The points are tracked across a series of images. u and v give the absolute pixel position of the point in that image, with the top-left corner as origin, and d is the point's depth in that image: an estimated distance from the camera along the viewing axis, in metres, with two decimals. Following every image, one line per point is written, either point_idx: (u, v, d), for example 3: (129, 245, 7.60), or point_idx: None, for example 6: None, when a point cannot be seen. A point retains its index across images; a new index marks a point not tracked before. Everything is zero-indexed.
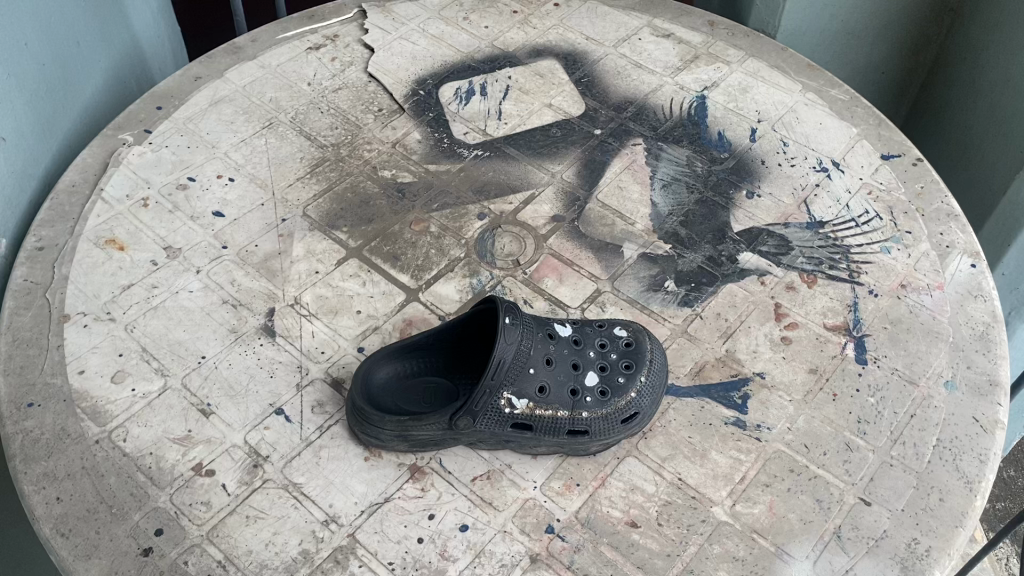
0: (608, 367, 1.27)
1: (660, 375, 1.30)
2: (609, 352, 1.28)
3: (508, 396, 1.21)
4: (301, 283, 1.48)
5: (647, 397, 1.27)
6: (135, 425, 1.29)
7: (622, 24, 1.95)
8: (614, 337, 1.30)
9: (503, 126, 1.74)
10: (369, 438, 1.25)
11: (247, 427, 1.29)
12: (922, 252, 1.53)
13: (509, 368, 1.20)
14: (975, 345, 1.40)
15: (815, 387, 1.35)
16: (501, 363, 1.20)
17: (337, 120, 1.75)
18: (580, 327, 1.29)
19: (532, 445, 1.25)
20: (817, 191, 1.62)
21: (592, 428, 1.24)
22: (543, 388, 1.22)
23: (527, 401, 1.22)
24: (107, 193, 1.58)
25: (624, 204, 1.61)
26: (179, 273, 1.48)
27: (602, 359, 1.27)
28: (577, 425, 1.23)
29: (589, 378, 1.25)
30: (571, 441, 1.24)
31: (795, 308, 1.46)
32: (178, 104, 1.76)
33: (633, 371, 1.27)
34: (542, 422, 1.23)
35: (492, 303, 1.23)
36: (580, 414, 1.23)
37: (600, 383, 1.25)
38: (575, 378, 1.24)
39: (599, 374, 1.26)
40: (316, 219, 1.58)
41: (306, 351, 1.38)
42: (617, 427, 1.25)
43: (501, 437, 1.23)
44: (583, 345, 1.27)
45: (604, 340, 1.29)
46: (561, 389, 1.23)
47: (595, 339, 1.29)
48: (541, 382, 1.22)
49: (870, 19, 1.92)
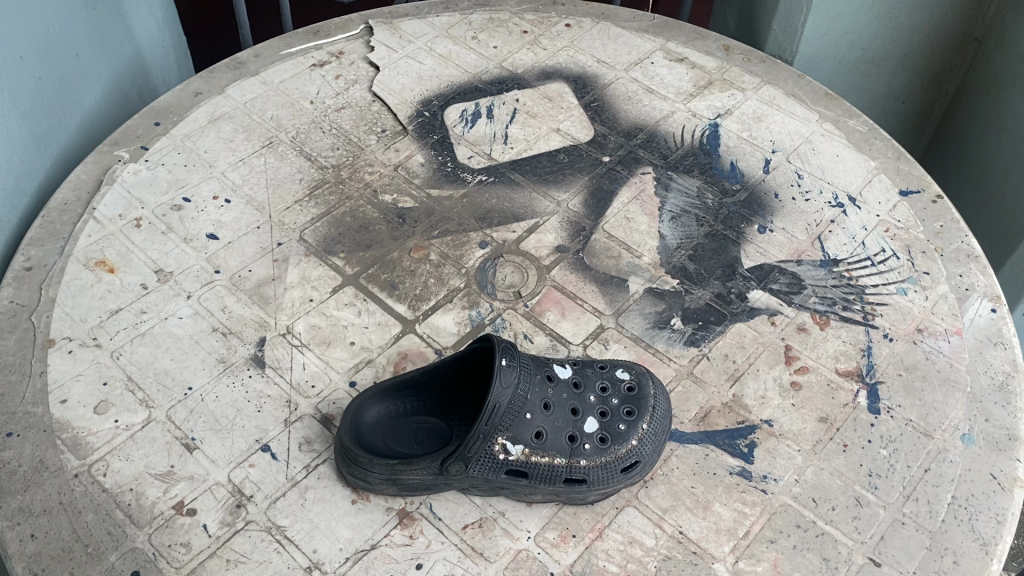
0: (610, 413, 1.21)
1: (664, 421, 1.25)
2: (610, 397, 1.23)
3: (503, 442, 1.16)
4: (294, 311, 1.43)
5: (649, 445, 1.22)
6: (116, 459, 1.24)
7: (634, 46, 1.90)
8: (616, 380, 1.25)
9: (510, 150, 1.69)
10: (357, 481, 1.19)
11: (231, 464, 1.25)
12: (940, 294, 1.47)
13: (505, 412, 1.15)
14: (993, 396, 1.34)
15: (824, 437, 1.30)
16: (497, 407, 1.15)
17: (339, 140, 1.70)
18: (580, 369, 1.24)
19: (526, 493, 1.20)
20: (832, 227, 1.56)
21: (590, 477, 1.18)
22: (540, 433, 1.17)
23: (522, 447, 1.16)
24: (100, 213, 1.54)
25: (631, 236, 1.55)
26: (169, 298, 1.43)
27: (603, 404, 1.22)
28: (574, 474, 1.18)
29: (588, 425, 1.20)
30: (568, 490, 1.19)
31: (806, 351, 1.40)
32: (177, 120, 1.72)
33: (635, 418, 1.21)
34: (538, 469, 1.17)
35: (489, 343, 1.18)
36: (578, 462, 1.18)
37: (600, 430, 1.20)
38: (573, 424, 1.19)
39: (599, 420, 1.21)
40: (313, 244, 1.53)
41: (295, 384, 1.34)
42: (617, 478, 1.19)
43: (495, 484, 1.18)
44: (584, 388, 1.22)
45: (605, 383, 1.24)
46: (558, 435, 1.18)
47: (595, 382, 1.23)
48: (537, 428, 1.17)
49: (891, 49, 1.86)
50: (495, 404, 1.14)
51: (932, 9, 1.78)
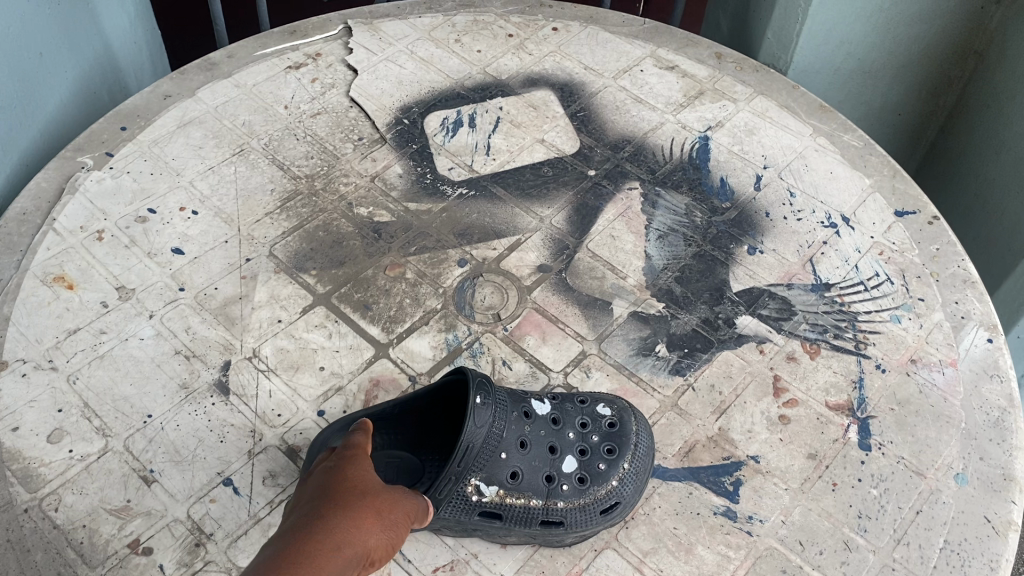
0: (589, 450, 1.16)
1: (647, 459, 1.18)
2: (590, 434, 1.17)
3: (476, 483, 1.10)
4: (261, 333, 1.36)
5: (630, 485, 1.16)
6: (69, 493, 1.18)
7: (623, 53, 1.83)
8: (596, 416, 1.19)
9: (492, 162, 1.62)
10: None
11: (191, 499, 1.18)
12: (935, 322, 1.42)
13: (479, 452, 1.10)
14: (989, 433, 1.29)
15: (813, 475, 1.24)
16: (471, 447, 1.09)
17: (313, 149, 1.63)
18: (559, 404, 1.19)
19: (500, 535, 1.14)
20: (824, 248, 1.51)
21: (568, 520, 1.13)
22: (515, 474, 1.12)
23: (497, 488, 1.11)
24: (60, 224, 1.47)
25: (616, 256, 1.49)
26: (131, 318, 1.37)
27: (582, 441, 1.16)
28: (551, 516, 1.12)
29: (567, 464, 1.14)
30: (544, 533, 1.13)
31: (795, 383, 1.34)
32: (144, 124, 1.64)
33: (616, 457, 1.16)
34: (513, 511, 1.12)
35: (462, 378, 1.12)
36: (555, 503, 1.12)
37: (579, 469, 1.15)
38: (551, 463, 1.14)
39: (578, 458, 1.15)
40: (283, 260, 1.46)
41: (260, 413, 1.27)
42: (596, 520, 1.14)
43: (467, 526, 1.12)
44: (563, 424, 1.17)
45: (585, 419, 1.18)
46: (534, 475, 1.13)
47: (575, 418, 1.18)
48: (513, 468, 1.12)
49: (889, 60, 1.80)
50: (468, 444, 1.08)
51: (933, 20, 1.72)
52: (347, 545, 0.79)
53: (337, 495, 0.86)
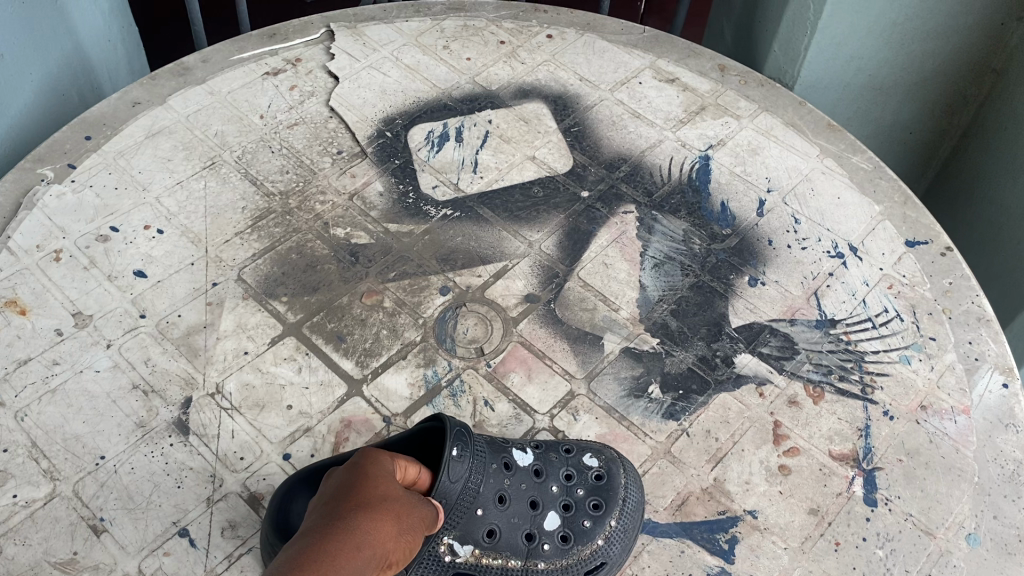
0: (574, 506, 1.07)
1: (636, 515, 1.09)
2: (575, 487, 1.08)
3: (449, 542, 1.01)
4: (226, 366, 1.27)
5: (618, 545, 1.06)
6: (11, 543, 1.09)
7: (620, 63, 1.73)
8: (582, 467, 1.10)
9: (478, 180, 1.53)
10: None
11: (143, 552, 1.10)
12: (946, 364, 1.33)
13: (453, 509, 1.01)
14: (1003, 489, 1.20)
15: (814, 533, 1.16)
16: (444, 504, 1.00)
17: (289, 163, 1.54)
18: (542, 453, 1.10)
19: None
20: (830, 281, 1.42)
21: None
22: (492, 531, 1.03)
23: (472, 547, 1.02)
24: (15, 243, 1.38)
25: (609, 285, 1.40)
26: (87, 347, 1.27)
27: (566, 496, 1.08)
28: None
29: (549, 521, 1.06)
30: None
31: (797, 429, 1.26)
32: (110, 134, 1.55)
33: (603, 513, 1.07)
34: (489, 573, 1.04)
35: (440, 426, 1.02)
36: (535, 565, 1.04)
37: (562, 527, 1.06)
38: (532, 520, 1.05)
39: (562, 514, 1.06)
40: (253, 285, 1.36)
41: (221, 455, 1.18)
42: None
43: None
44: (546, 477, 1.08)
45: (570, 470, 1.09)
46: (514, 533, 1.04)
47: (560, 469, 1.09)
48: (490, 525, 1.03)
49: (902, 77, 1.71)
50: (442, 500, 0.99)
51: (951, 36, 1.63)
52: (363, 547, 0.80)
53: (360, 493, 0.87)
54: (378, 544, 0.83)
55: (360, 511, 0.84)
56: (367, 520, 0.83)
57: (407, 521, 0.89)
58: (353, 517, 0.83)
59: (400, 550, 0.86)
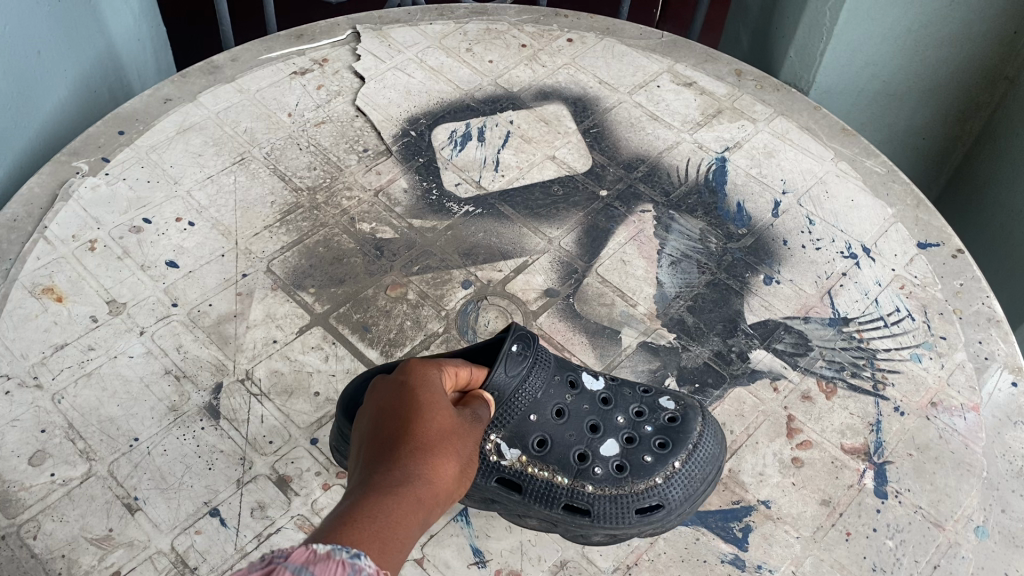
0: (637, 441, 1.09)
1: (705, 467, 1.10)
2: (642, 425, 1.10)
3: (496, 442, 1.04)
4: (256, 354, 1.31)
5: (678, 489, 1.07)
6: (49, 520, 1.13)
7: (639, 67, 1.77)
8: (655, 410, 1.12)
9: (500, 178, 1.57)
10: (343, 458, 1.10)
11: (176, 530, 1.13)
12: (957, 363, 1.36)
13: (507, 407, 1.04)
14: (1012, 484, 1.23)
15: (826, 523, 1.19)
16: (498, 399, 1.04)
17: (316, 160, 1.58)
18: (615, 386, 1.13)
19: (519, 512, 1.07)
20: (843, 280, 1.45)
21: (595, 507, 1.06)
22: (544, 441, 1.06)
23: (518, 453, 1.05)
24: (51, 233, 1.42)
25: (627, 282, 1.43)
26: (121, 334, 1.32)
27: (632, 429, 1.10)
28: (576, 501, 1.05)
29: (606, 448, 1.07)
30: (568, 519, 1.06)
31: (810, 423, 1.29)
32: (143, 129, 1.59)
33: (667, 453, 1.08)
34: (534, 486, 1.05)
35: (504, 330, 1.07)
36: (583, 486, 1.06)
37: (620, 457, 1.07)
38: (589, 442, 1.07)
39: (622, 446, 1.08)
40: (282, 277, 1.41)
41: (251, 439, 1.22)
42: (628, 516, 1.06)
43: (484, 493, 1.06)
44: (613, 406, 1.10)
45: (640, 408, 1.12)
46: (567, 449, 1.06)
47: (630, 404, 1.12)
48: (543, 433, 1.06)
49: (914, 84, 1.74)
50: (497, 391, 1.03)
51: (963, 44, 1.65)
52: (427, 491, 0.78)
53: (411, 431, 0.84)
54: (439, 484, 0.80)
55: (414, 453, 0.81)
56: (424, 461, 0.81)
57: (458, 452, 0.87)
58: (410, 461, 0.80)
59: (456, 484, 0.85)
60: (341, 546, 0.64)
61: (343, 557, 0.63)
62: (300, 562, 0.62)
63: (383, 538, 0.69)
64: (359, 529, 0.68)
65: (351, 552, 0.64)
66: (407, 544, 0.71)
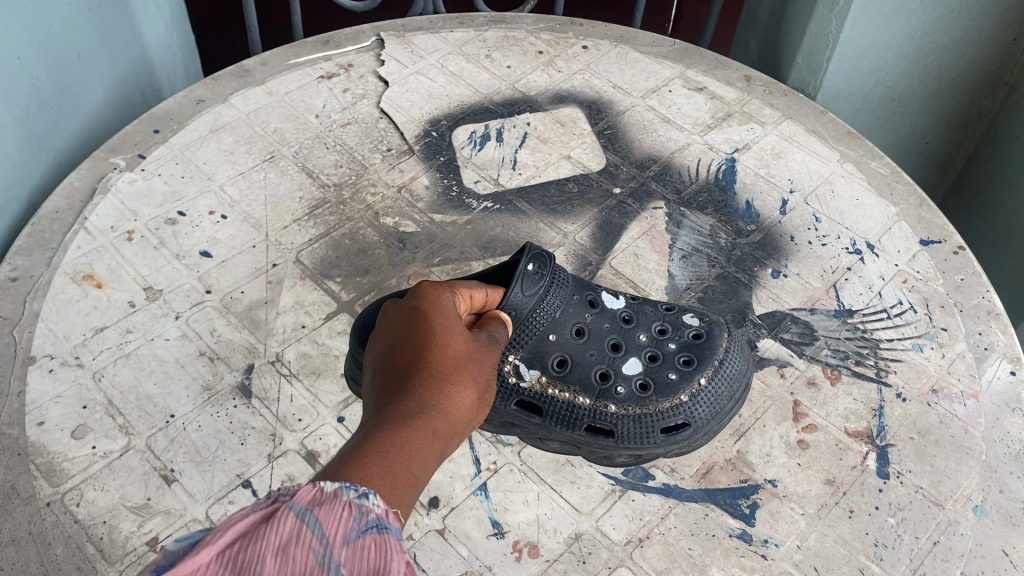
0: (661, 359, 1.19)
1: (729, 385, 1.20)
2: (666, 345, 1.21)
3: (514, 363, 1.16)
4: (285, 338, 1.38)
5: (702, 406, 1.18)
6: (91, 489, 1.19)
7: (652, 73, 1.84)
8: (678, 330, 1.23)
9: (518, 176, 1.63)
10: (356, 384, 1.20)
11: (210, 499, 1.20)
12: (957, 352, 1.41)
13: (528, 328, 1.16)
14: (1010, 467, 1.28)
15: (830, 501, 1.24)
16: (520, 321, 1.15)
17: (342, 158, 1.65)
18: (638, 308, 1.23)
19: (542, 435, 1.19)
20: (848, 275, 1.51)
21: (619, 428, 1.17)
22: (564, 362, 1.17)
23: (538, 374, 1.16)
24: (91, 223, 1.50)
25: (640, 273, 1.49)
26: (157, 318, 1.38)
27: (655, 348, 1.20)
28: (598, 421, 1.17)
29: (628, 366, 1.18)
30: (592, 439, 1.18)
31: (815, 408, 1.34)
32: (177, 128, 1.67)
33: (692, 370, 1.19)
34: (554, 407, 1.17)
35: (519, 250, 1.17)
36: (605, 406, 1.17)
37: (644, 375, 1.18)
38: (611, 361, 1.18)
39: (643, 365, 1.19)
40: (310, 267, 1.47)
41: (281, 417, 1.29)
42: (653, 434, 1.17)
43: (506, 416, 1.18)
44: (635, 325, 1.21)
45: (663, 327, 1.23)
46: (588, 369, 1.17)
47: (653, 323, 1.22)
48: (563, 354, 1.17)
49: (918, 90, 1.81)
50: (514, 310, 1.14)
51: (965, 52, 1.72)
52: (441, 418, 0.83)
53: (421, 368, 0.88)
54: (453, 411, 0.85)
55: (425, 388, 0.85)
56: (436, 391, 0.86)
57: (469, 385, 0.91)
58: (423, 392, 0.85)
59: (471, 413, 0.89)
60: (348, 485, 0.65)
61: (350, 498, 0.64)
62: (304, 502, 0.62)
63: (398, 466, 0.72)
64: (373, 461, 0.72)
65: (358, 491, 0.65)
66: (422, 473, 0.75)
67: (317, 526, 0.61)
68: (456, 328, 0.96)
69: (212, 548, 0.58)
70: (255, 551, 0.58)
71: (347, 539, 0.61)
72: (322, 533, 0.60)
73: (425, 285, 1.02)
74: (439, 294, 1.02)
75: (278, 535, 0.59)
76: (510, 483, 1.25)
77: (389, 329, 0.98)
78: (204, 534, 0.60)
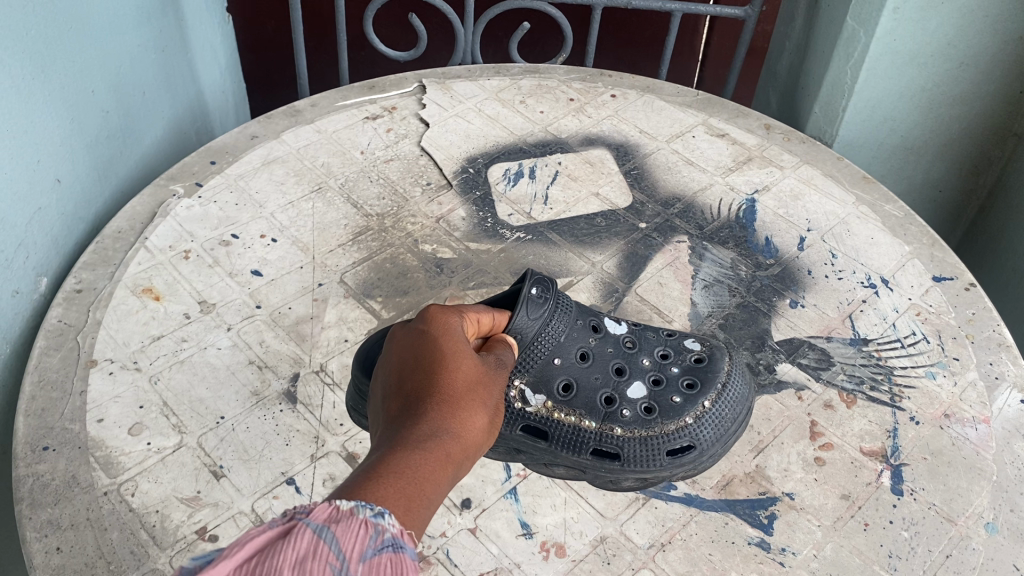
0: (665, 383, 1.26)
1: (732, 407, 1.26)
2: (668, 370, 1.28)
3: (519, 388, 1.22)
4: (329, 350, 1.47)
5: (707, 429, 1.23)
6: (146, 480, 1.26)
7: (676, 120, 1.95)
8: (679, 356, 1.30)
9: (549, 211, 1.74)
10: (360, 416, 1.26)
11: (256, 494, 1.26)
12: (969, 381, 1.47)
13: (534, 354, 1.22)
14: (1020, 487, 1.32)
15: (845, 514, 1.29)
16: (526, 346, 1.22)
17: (385, 191, 1.76)
18: (641, 334, 1.31)
19: (547, 460, 1.24)
20: (863, 306, 1.58)
21: (625, 451, 1.22)
22: (569, 386, 1.23)
23: (543, 399, 1.22)
24: (151, 243, 1.60)
25: (663, 301, 1.57)
26: (211, 329, 1.48)
27: (659, 372, 1.27)
28: (604, 445, 1.22)
29: (633, 390, 1.24)
30: (600, 463, 1.22)
31: (831, 428, 1.40)
32: (232, 160, 1.79)
33: (696, 393, 1.25)
34: (560, 431, 1.22)
35: (522, 278, 1.24)
36: (611, 429, 1.22)
37: (649, 399, 1.24)
38: (616, 386, 1.24)
39: (648, 390, 1.25)
40: (352, 287, 1.57)
41: (324, 422, 1.37)
42: (659, 457, 1.22)
43: (511, 441, 1.23)
44: (638, 350, 1.28)
45: (665, 352, 1.30)
46: (594, 394, 1.23)
47: (657, 348, 1.30)
48: (569, 379, 1.23)
49: (930, 138, 1.90)
50: (519, 334, 1.21)
51: (972, 102, 1.82)
52: (453, 444, 0.89)
53: (433, 394, 0.95)
54: (464, 437, 0.91)
55: (436, 414, 0.92)
56: (448, 417, 0.92)
57: (481, 410, 0.98)
58: (436, 417, 0.91)
59: (482, 437, 0.96)
60: (364, 506, 0.72)
61: (365, 516, 0.70)
62: (321, 520, 0.68)
63: (411, 488, 0.78)
64: (388, 482, 0.78)
65: (374, 511, 0.72)
66: (434, 495, 0.81)
67: (334, 542, 0.66)
68: (465, 354, 1.03)
69: (231, 562, 0.64)
70: (272, 563, 0.64)
71: (362, 555, 0.66)
72: (339, 549, 0.66)
73: (435, 310, 1.08)
74: (447, 319, 1.08)
75: (296, 550, 0.65)
76: (539, 488, 1.32)
77: (399, 352, 1.04)
78: (224, 550, 0.65)
